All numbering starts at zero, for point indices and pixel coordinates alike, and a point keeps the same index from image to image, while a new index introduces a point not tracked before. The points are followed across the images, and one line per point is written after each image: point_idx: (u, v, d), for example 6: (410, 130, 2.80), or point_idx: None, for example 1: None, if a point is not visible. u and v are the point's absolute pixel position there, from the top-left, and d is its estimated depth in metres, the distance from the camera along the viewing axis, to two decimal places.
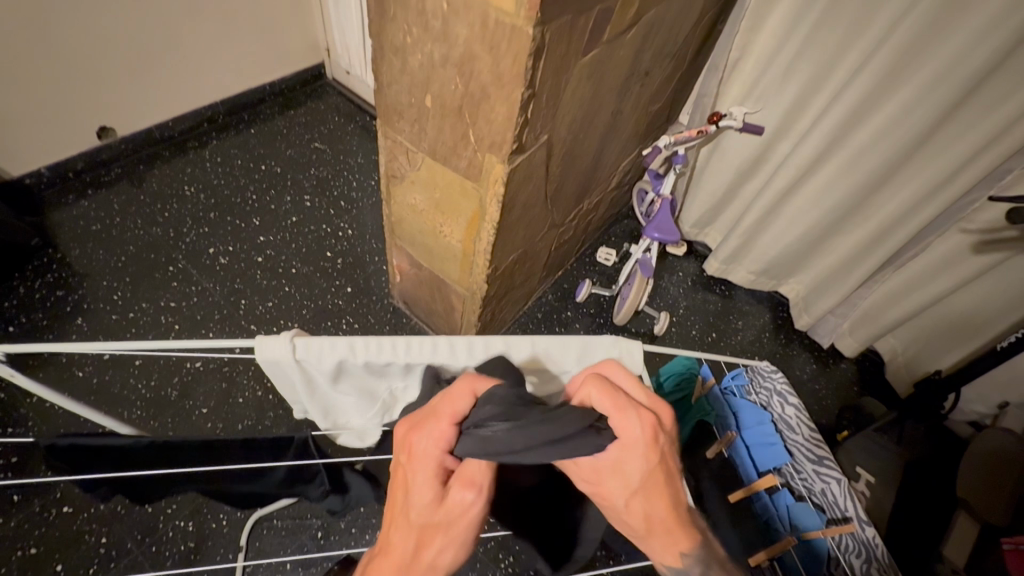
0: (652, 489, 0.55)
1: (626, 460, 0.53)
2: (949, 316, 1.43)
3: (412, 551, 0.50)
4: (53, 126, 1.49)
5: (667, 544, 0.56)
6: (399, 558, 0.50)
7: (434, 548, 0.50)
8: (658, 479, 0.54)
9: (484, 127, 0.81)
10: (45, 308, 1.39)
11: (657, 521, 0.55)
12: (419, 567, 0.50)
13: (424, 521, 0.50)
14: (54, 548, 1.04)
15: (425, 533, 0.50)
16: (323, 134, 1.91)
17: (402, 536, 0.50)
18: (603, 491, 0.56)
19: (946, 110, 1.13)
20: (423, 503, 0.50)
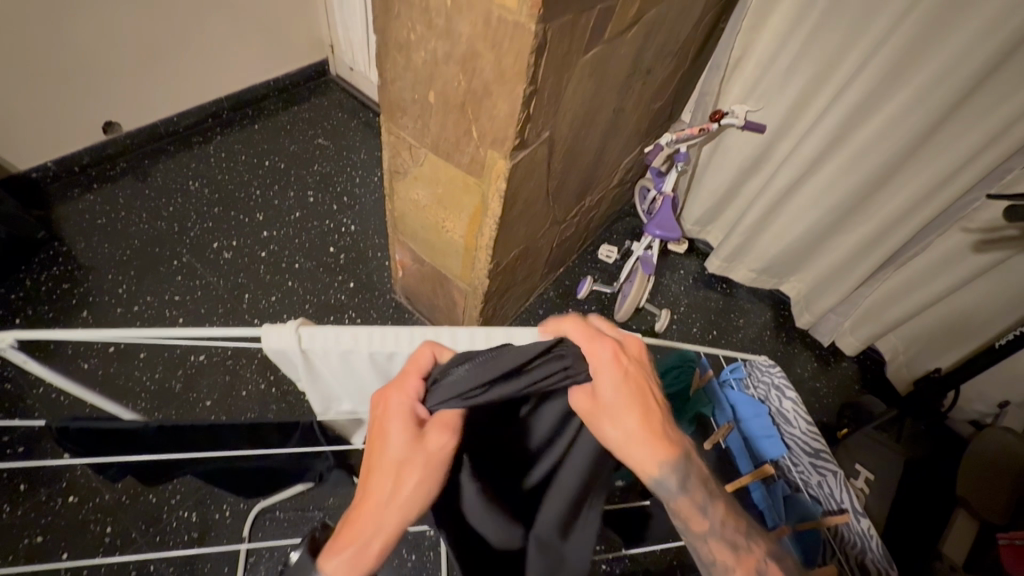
0: (635, 403, 0.52)
1: (607, 380, 0.52)
2: (949, 315, 1.44)
3: (389, 492, 0.47)
4: (59, 121, 1.51)
5: (658, 459, 0.53)
6: (377, 502, 0.47)
7: (411, 487, 0.47)
8: (638, 390, 0.53)
9: (486, 123, 0.82)
10: (50, 300, 1.40)
11: (644, 434, 0.52)
12: (397, 510, 0.47)
13: (402, 462, 0.48)
14: (59, 537, 1.06)
15: (403, 474, 0.47)
16: (327, 130, 1.92)
17: (378, 481, 0.48)
18: (592, 413, 0.53)
19: (948, 109, 1.13)
20: (401, 442, 0.48)
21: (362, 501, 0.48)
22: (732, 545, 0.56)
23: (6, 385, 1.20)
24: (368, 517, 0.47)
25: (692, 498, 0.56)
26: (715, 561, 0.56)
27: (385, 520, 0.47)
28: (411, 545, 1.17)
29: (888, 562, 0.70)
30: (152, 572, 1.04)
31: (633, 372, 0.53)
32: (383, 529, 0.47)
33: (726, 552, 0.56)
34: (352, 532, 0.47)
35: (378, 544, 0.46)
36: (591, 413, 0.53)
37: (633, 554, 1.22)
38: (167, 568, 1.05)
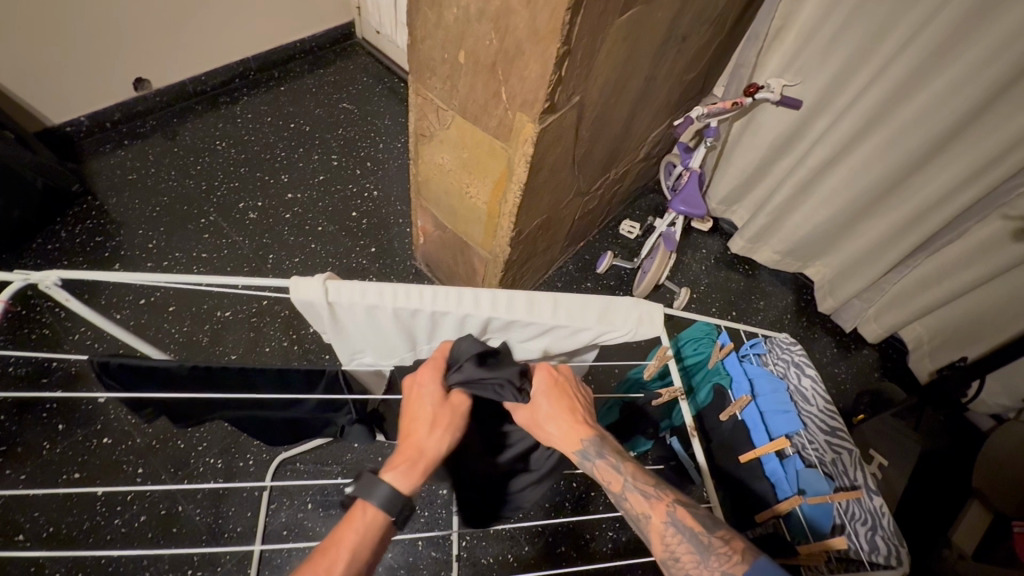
0: (558, 399, 0.66)
1: (540, 388, 0.66)
2: (979, 306, 1.39)
3: (426, 433, 0.62)
4: (91, 76, 1.53)
5: (572, 438, 0.64)
6: (418, 440, 0.61)
7: (442, 430, 0.62)
8: (563, 393, 0.67)
9: (517, 85, 0.81)
10: (85, 252, 1.44)
11: (569, 420, 0.65)
12: (432, 446, 0.61)
13: (435, 413, 0.63)
14: (94, 474, 1.11)
15: (435, 421, 0.62)
16: (352, 94, 1.91)
17: (417, 423, 0.62)
18: (533, 419, 0.66)
19: (999, 88, 1.08)
20: (431, 400, 0.63)
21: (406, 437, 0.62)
22: (645, 493, 0.63)
23: (44, 331, 1.25)
24: (412, 448, 0.61)
25: (608, 466, 0.64)
26: (636, 514, 0.63)
27: (425, 452, 0.61)
28: (424, 502, 1.21)
29: (897, 539, 0.71)
30: (181, 512, 1.10)
31: (562, 384, 0.68)
32: (425, 459, 0.61)
33: (639, 500, 0.62)
34: (402, 457, 0.61)
35: (423, 470, 0.60)
36: (532, 421, 0.66)
37: None
38: (195, 510, 1.11)
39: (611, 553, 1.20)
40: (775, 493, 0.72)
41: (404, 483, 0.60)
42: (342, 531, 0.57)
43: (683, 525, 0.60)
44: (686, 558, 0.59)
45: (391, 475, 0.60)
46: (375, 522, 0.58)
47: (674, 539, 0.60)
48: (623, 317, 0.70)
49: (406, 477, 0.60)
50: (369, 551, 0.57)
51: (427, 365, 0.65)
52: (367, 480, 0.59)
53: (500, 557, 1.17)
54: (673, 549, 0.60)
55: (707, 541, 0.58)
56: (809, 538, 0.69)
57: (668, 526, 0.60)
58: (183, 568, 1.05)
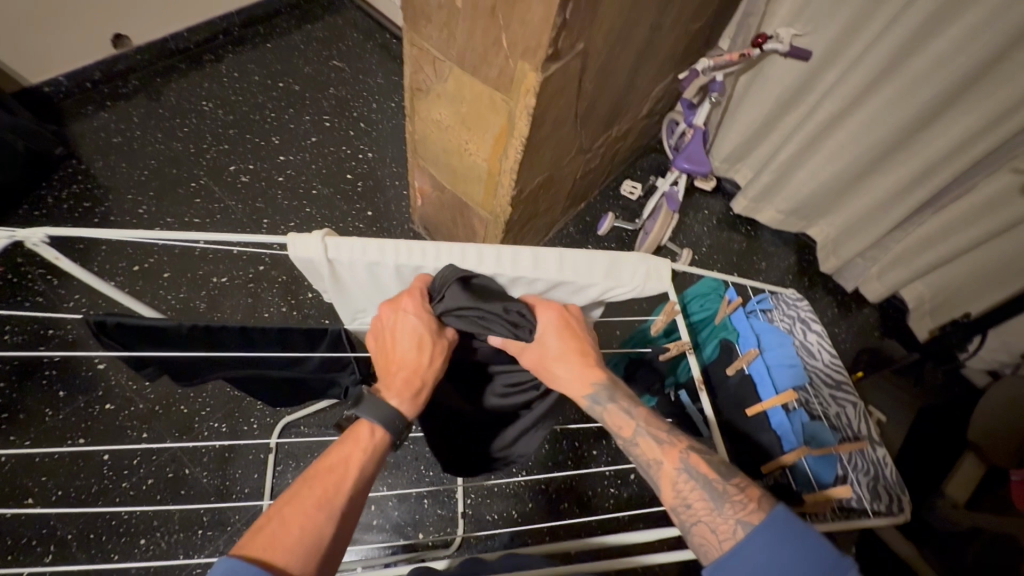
0: (568, 341, 0.64)
1: (549, 328, 0.64)
2: (982, 264, 1.39)
3: (425, 360, 0.60)
4: (67, 33, 1.45)
5: (583, 380, 0.63)
6: (418, 368, 0.60)
7: (440, 357, 0.61)
8: (573, 336, 0.65)
9: (518, 30, 0.76)
10: (73, 217, 1.40)
11: (578, 362, 0.63)
12: (432, 373, 0.61)
13: (430, 341, 0.60)
14: (99, 439, 1.12)
15: (432, 347, 0.60)
16: (342, 51, 1.83)
17: (413, 351, 0.59)
18: (540, 360, 0.64)
19: (1018, 35, 1.03)
20: (423, 328, 0.60)
21: (402, 365, 0.59)
22: (658, 439, 0.62)
23: (37, 298, 1.23)
24: (411, 376, 0.60)
25: (619, 411, 0.63)
26: (647, 461, 0.62)
27: (424, 379, 0.60)
28: (429, 462, 1.22)
29: (899, 488, 0.73)
30: (188, 475, 1.11)
31: (573, 327, 0.65)
32: (425, 385, 0.60)
33: (652, 446, 0.62)
34: (401, 385, 0.60)
35: (423, 393, 0.61)
36: (539, 361, 0.64)
37: (641, 481, 1.26)
38: (202, 472, 1.12)
39: (612, 508, 1.23)
40: (781, 446, 0.72)
41: (408, 408, 0.60)
42: (346, 450, 0.56)
43: (696, 471, 0.59)
44: (698, 505, 0.58)
45: (395, 400, 0.59)
46: (380, 444, 0.58)
47: (687, 486, 0.59)
48: (631, 272, 0.68)
49: (410, 403, 0.60)
50: (372, 473, 0.57)
51: (409, 296, 0.60)
52: (370, 401, 0.58)
53: (504, 514, 1.19)
54: (684, 496, 0.58)
55: (721, 489, 0.57)
56: (814, 487, 0.70)
57: (680, 472, 0.59)
58: (194, 528, 1.06)
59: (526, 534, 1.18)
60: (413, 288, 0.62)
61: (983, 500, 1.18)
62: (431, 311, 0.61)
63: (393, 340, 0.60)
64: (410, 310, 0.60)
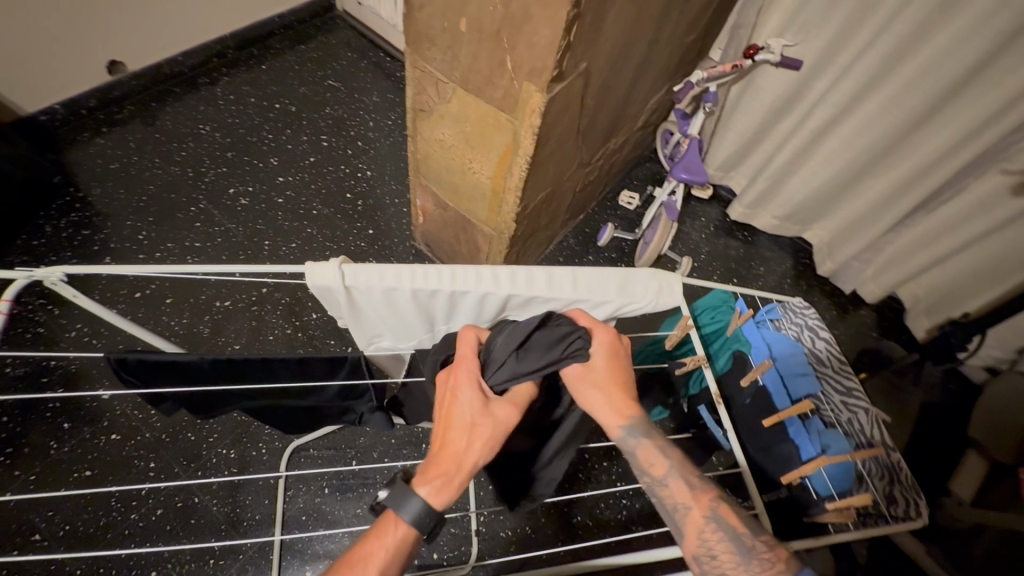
0: (616, 372, 0.64)
1: (599, 353, 0.63)
2: (976, 263, 1.41)
3: (464, 442, 0.58)
4: (62, 61, 1.45)
5: (621, 412, 0.63)
6: (455, 450, 0.58)
7: (481, 442, 0.58)
8: (622, 364, 0.64)
9: (522, 52, 0.78)
10: (72, 245, 1.39)
11: (617, 393, 0.63)
12: (472, 458, 0.58)
13: (473, 422, 0.58)
14: (106, 471, 1.10)
15: (474, 431, 0.58)
16: (337, 71, 1.85)
17: (454, 431, 0.58)
18: (580, 381, 0.63)
19: (1004, 41, 1.07)
20: (469, 409, 0.58)
21: (444, 446, 0.59)
22: (689, 483, 0.63)
23: (39, 330, 1.22)
24: (449, 458, 0.58)
25: (653, 450, 0.64)
26: (674, 503, 0.62)
27: (464, 463, 0.58)
28: None
29: (915, 491, 0.74)
30: (197, 504, 1.10)
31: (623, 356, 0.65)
32: (463, 471, 0.58)
33: (683, 489, 0.62)
34: (438, 471, 0.58)
35: (459, 481, 0.58)
36: (578, 379, 0.63)
37: None
38: (212, 501, 1.11)
39: (625, 521, 1.23)
40: (799, 455, 0.73)
41: (439, 498, 0.57)
42: (370, 547, 0.56)
43: (725, 523, 0.60)
44: (723, 557, 0.59)
45: (426, 487, 0.57)
46: (405, 538, 0.57)
47: (713, 536, 0.60)
48: (644, 287, 0.69)
49: (441, 491, 0.57)
50: (394, 572, 0.56)
51: (460, 367, 0.61)
52: (400, 489, 0.57)
53: (518, 530, 1.19)
54: (711, 546, 0.60)
55: (750, 544, 0.59)
56: (833, 495, 0.71)
57: (709, 521, 0.61)
58: (205, 558, 1.05)
59: (542, 550, 1.18)
60: (469, 361, 0.61)
61: (989, 496, 1.20)
62: (483, 387, 0.60)
63: (443, 418, 0.59)
64: (461, 385, 0.60)
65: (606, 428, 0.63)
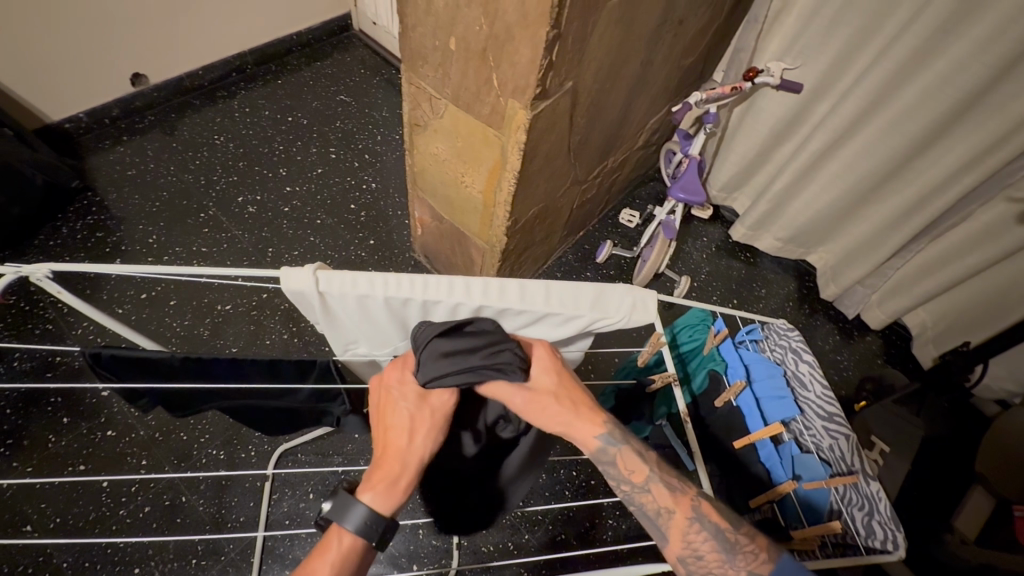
0: (567, 379, 0.64)
1: (547, 364, 0.64)
2: (983, 291, 1.38)
3: (406, 441, 0.59)
4: (89, 73, 1.53)
5: (593, 421, 0.62)
6: (397, 448, 0.59)
7: (424, 435, 0.59)
8: (570, 372, 0.65)
9: (507, 70, 0.80)
10: (86, 246, 1.45)
11: (584, 402, 0.63)
12: (414, 453, 0.59)
13: (413, 418, 0.60)
14: (99, 466, 1.13)
15: (414, 425, 0.59)
16: (349, 86, 1.91)
17: (394, 431, 0.59)
18: (538, 402, 0.62)
19: (1003, 68, 1.06)
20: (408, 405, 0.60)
21: (385, 448, 0.59)
22: (669, 487, 0.62)
23: (48, 326, 1.27)
24: (392, 463, 0.59)
25: (632, 455, 0.62)
26: (657, 509, 0.61)
27: (408, 465, 0.59)
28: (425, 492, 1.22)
29: (894, 523, 0.71)
30: (184, 503, 1.11)
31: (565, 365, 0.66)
32: (407, 470, 0.59)
33: (665, 493, 0.61)
34: (380, 476, 0.58)
35: (404, 479, 0.58)
36: (535, 402, 0.62)
37: None
38: (198, 500, 1.12)
39: (611, 540, 1.21)
40: (770, 479, 0.74)
41: (384, 502, 0.57)
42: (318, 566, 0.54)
43: (709, 521, 0.60)
44: (709, 557, 0.58)
45: (369, 495, 0.57)
46: (352, 550, 0.56)
47: (698, 536, 0.59)
48: (617, 303, 0.70)
49: (385, 497, 0.57)
50: None
51: (396, 369, 0.63)
52: (342, 503, 0.56)
53: (500, 545, 1.17)
54: (696, 547, 0.59)
55: (733, 539, 0.58)
56: (804, 524, 0.72)
57: (693, 522, 0.60)
58: (188, 557, 1.06)
59: (523, 567, 1.16)
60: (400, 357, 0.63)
61: (993, 536, 1.14)
62: (413, 386, 0.61)
63: (382, 415, 0.60)
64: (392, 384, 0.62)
65: (583, 443, 0.62)
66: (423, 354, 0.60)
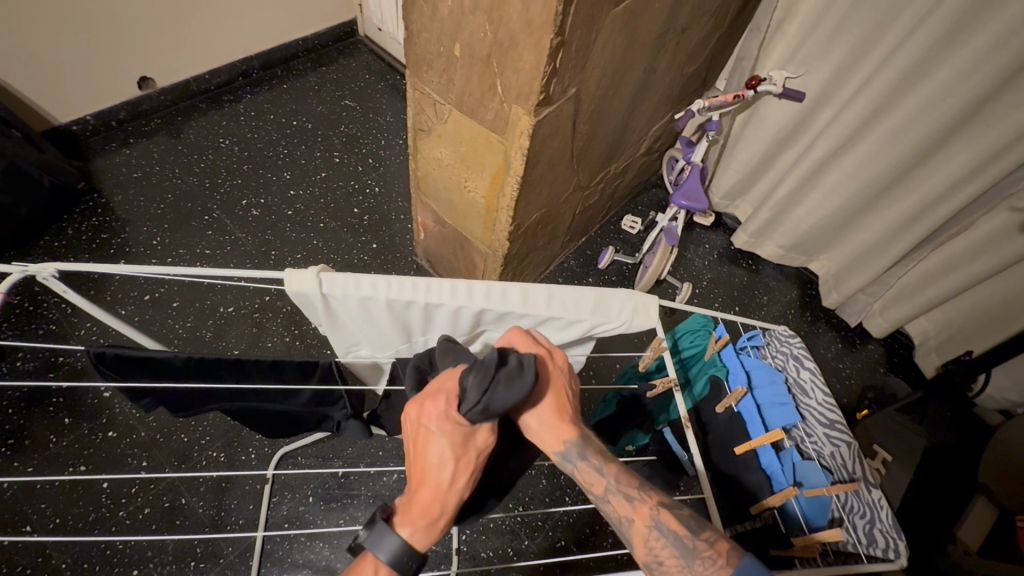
0: (549, 392, 0.61)
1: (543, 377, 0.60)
2: (986, 301, 1.37)
3: (448, 479, 0.56)
4: (97, 76, 1.54)
5: (556, 437, 0.60)
6: (437, 486, 0.56)
7: (465, 474, 0.57)
8: (559, 384, 0.62)
9: (511, 76, 0.81)
10: (90, 248, 1.45)
11: (555, 417, 0.61)
12: (454, 492, 0.57)
13: (455, 457, 0.56)
14: (99, 467, 1.13)
15: (456, 465, 0.56)
16: (354, 91, 1.92)
17: (434, 469, 0.56)
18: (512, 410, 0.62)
19: (1004, 78, 1.06)
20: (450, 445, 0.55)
21: (423, 484, 0.57)
22: (629, 496, 0.61)
23: (51, 326, 1.27)
24: (430, 499, 0.57)
25: (591, 469, 0.61)
26: (618, 518, 0.61)
27: (446, 502, 0.57)
28: None
29: (895, 532, 0.71)
30: (183, 505, 1.11)
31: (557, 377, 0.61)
32: (443, 505, 0.57)
33: (625, 503, 0.60)
34: (417, 511, 0.57)
35: (441, 514, 0.57)
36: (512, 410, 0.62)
37: None
38: (198, 502, 1.12)
39: (611, 548, 1.20)
40: (770, 485, 0.73)
41: (422, 537, 0.56)
42: None
43: (667, 529, 0.59)
44: (669, 563, 0.58)
45: (406, 529, 0.56)
46: None
47: (658, 543, 0.59)
48: (619, 308, 0.70)
49: (423, 532, 0.56)
50: None
51: (434, 402, 0.56)
52: (379, 535, 0.55)
53: (500, 551, 1.17)
54: (657, 553, 0.59)
55: (692, 546, 0.58)
56: (804, 531, 0.71)
57: (654, 529, 0.59)
58: (187, 559, 1.06)
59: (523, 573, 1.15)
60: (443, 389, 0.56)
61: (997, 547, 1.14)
62: (459, 420, 0.56)
63: (419, 452, 0.57)
64: (432, 418, 0.56)
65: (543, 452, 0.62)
66: (478, 395, 0.53)
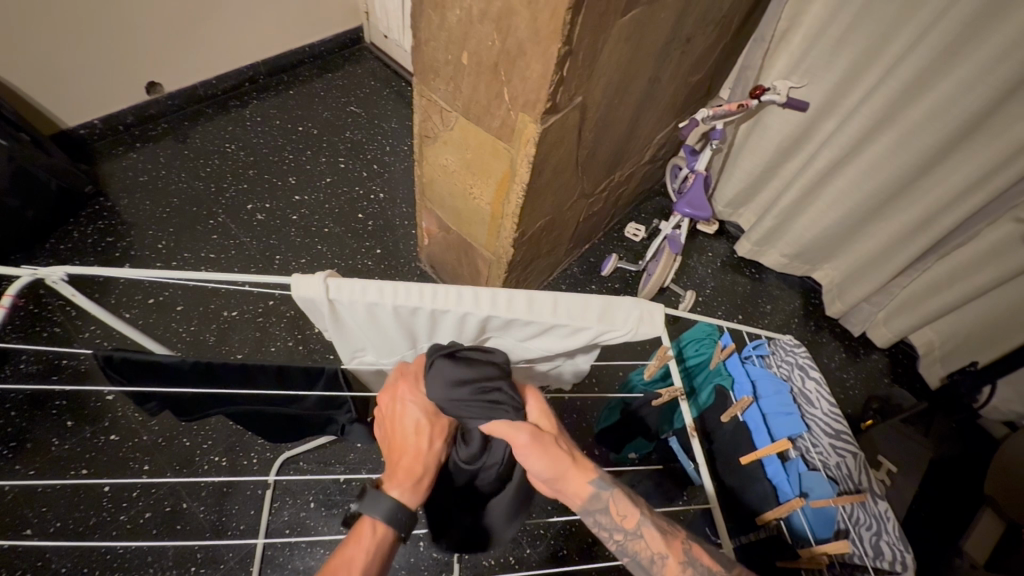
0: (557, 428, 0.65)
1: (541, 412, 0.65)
2: (991, 311, 1.37)
3: (426, 445, 0.61)
4: (105, 81, 1.56)
5: (584, 469, 0.63)
6: (417, 452, 0.61)
7: (441, 438, 0.62)
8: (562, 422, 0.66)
9: (518, 84, 0.81)
10: (96, 251, 1.46)
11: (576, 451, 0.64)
12: (434, 455, 0.61)
13: (429, 421, 0.62)
14: (101, 471, 1.13)
15: (431, 429, 0.62)
16: (360, 97, 1.94)
17: (412, 436, 0.61)
18: (545, 446, 0.62)
19: (1007, 90, 1.07)
20: (422, 411, 0.62)
21: (404, 452, 0.61)
22: (662, 531, 0.63)
23: (55, 329, 1.28)
24: (413, 461, 0.60)
25: (624, 502, 0.64)
26: (652, 555, 0.62)
27: (427, 464, 0.61)
28: None
29: (901, 544, 0.71)
30: (185, 510, 1.11)
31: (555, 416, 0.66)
32: (427, 468, 0.61)
33: (657, 537, 0.63)
34: (403, 474, 0.60)
35: (425, 477, 0.60)
36: (543, 449, 0.61)
37: None
38: (199, 507, 1.12)
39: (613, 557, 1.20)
40: (777, 495, 0.73)
41: (411, 497, 0.59)
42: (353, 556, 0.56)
43: (701, 564, 0.62)
44: None
45: (397, 490, 0.59)
46: (384, 539, 0.58)
47: None
48: (624, 315, 0.70)
49: (412, 492, 0.60)
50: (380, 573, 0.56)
51: (404, 382, 0.63)
52: (372, 498, 0.58)
53: (501, 559, 1.16)
54: None
55: None
56: (811, 543, 0.70)
57: (686, 566, 0.62)
58: (187, 564, 1.06)
59: None
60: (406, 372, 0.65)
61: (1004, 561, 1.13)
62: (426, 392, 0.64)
63: (394, 424, 0.62)
64: (405, 393, 0.63)
65: (578, 491, 0.62)
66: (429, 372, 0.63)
